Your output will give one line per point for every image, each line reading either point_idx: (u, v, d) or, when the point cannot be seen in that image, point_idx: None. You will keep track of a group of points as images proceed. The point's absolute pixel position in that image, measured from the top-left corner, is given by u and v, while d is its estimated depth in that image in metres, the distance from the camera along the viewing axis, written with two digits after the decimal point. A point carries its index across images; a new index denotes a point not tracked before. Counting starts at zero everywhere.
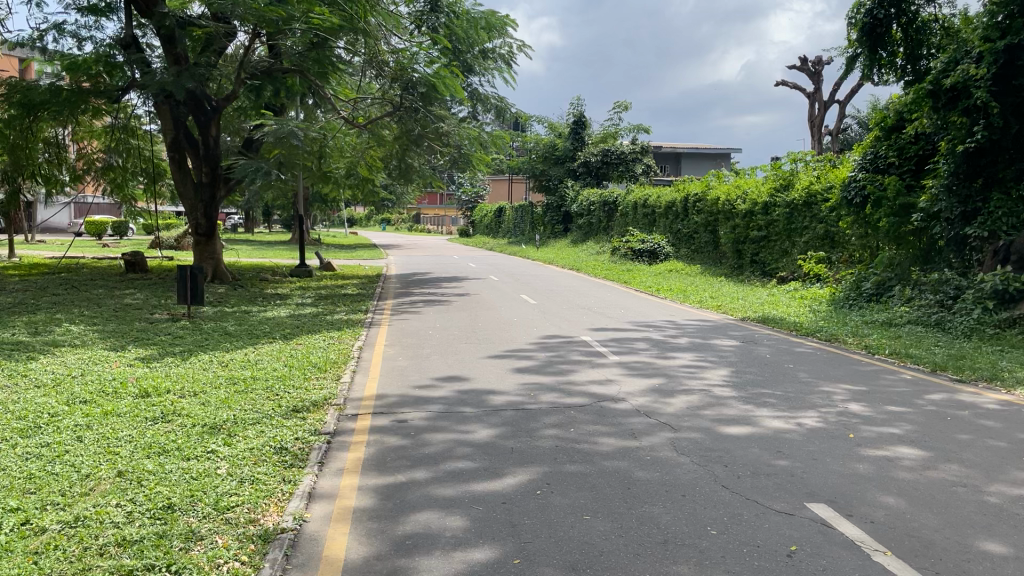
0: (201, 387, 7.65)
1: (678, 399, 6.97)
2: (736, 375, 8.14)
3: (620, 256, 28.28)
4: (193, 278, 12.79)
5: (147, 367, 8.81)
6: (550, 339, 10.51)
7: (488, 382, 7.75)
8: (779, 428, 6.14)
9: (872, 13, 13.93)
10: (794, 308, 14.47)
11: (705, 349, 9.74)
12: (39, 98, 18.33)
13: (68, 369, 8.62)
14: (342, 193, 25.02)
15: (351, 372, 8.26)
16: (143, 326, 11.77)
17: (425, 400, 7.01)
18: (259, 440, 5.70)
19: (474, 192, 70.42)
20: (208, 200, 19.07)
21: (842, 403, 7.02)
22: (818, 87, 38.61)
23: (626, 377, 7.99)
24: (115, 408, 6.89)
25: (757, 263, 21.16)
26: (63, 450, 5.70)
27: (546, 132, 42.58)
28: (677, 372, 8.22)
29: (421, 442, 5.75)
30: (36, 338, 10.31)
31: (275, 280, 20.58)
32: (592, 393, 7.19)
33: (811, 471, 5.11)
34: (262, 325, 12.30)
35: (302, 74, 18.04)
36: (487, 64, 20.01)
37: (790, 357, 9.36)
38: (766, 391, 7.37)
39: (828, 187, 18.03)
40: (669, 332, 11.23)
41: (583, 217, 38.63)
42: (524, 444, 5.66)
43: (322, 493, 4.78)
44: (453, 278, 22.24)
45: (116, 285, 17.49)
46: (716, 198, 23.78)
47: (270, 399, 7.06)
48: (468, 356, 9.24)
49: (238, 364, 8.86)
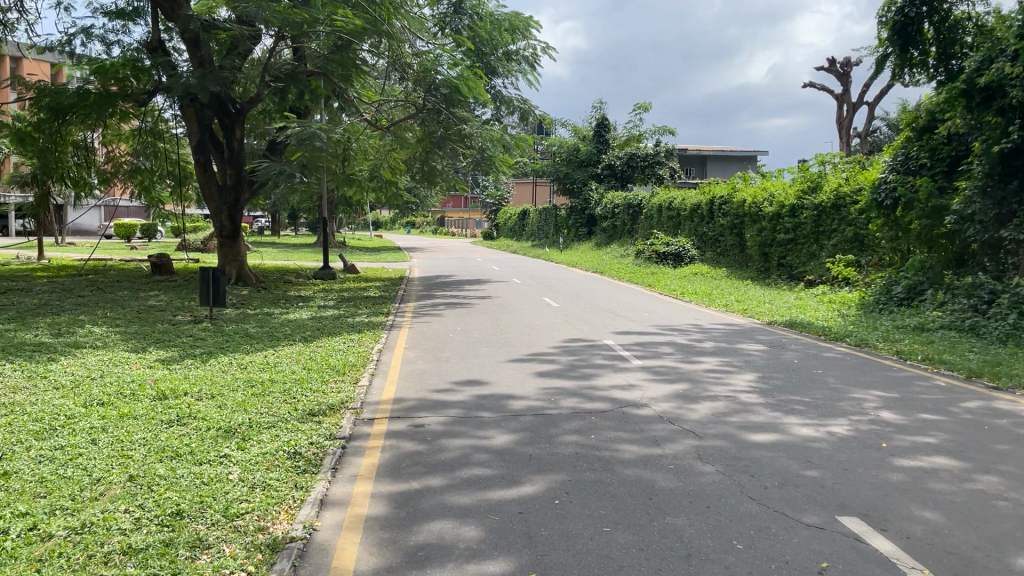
0: (219, 390, 7.58)
1: (702, 406, 6.78)
2: (763, 380, 7.92)
3: (645, 259, 28.01)
4: (216, 280, 12.78)
5: (167, 369, 8.77)
6: (573, 343, 10.35)
7: (508, 386, 7.60)
8: (808, 436, 5.93)
9: (903, 11, 13.69)
10: (822, 312, 14.18)
11: (730, 354, 9.52)
12: (66, 102, 18.47)
13: (88, 371, 8.60)
14: (366, 196, 25.05)
15: (369, 375, 8.16)
16: (165, 328, 11.77)
17: (442, 405, 6.87)
18: (273, 444, 5.59)
19: (498, 196, 70.45)
20: (232, 203, 19.12)
21: (873, 411, 6.78)
22: (846, 89, 38.16)
23: (650, 381, 7.81)
24: (131, 411, 6.85)
25: (785, 267, 20.83)
26: (77, 453, 5.65)
27: (570, 135, 42.46)
28: (702, 377, 8.01)
29: (438, 447, 5.61)
30: (59, 339, 10.33)
31: (298, 282, 20.58)
32: (615, 399, 7.01)
33: (842, 482, 4.90)
34: (283, 327, 12.25)
35: (326, 77, 18.03)
36: (511, 66, 19.92)
37: (819, 362, 9.11)
38: (794, 398, 7.15)
39: (857, 189, 17.70)
40: (695, 336, 11.02)
41: (607, 219, 38.40)
42: (543, 450, 5.50)
43: (333, 500, 4.66)
44: (476, 281, 22.13)
45: (141, 287, 17.56)
46: (742, 201, 23.48)
47: (287, 402, 6.97)
48: (489, 359, 9.10)
49: (257, 367, 8.80)
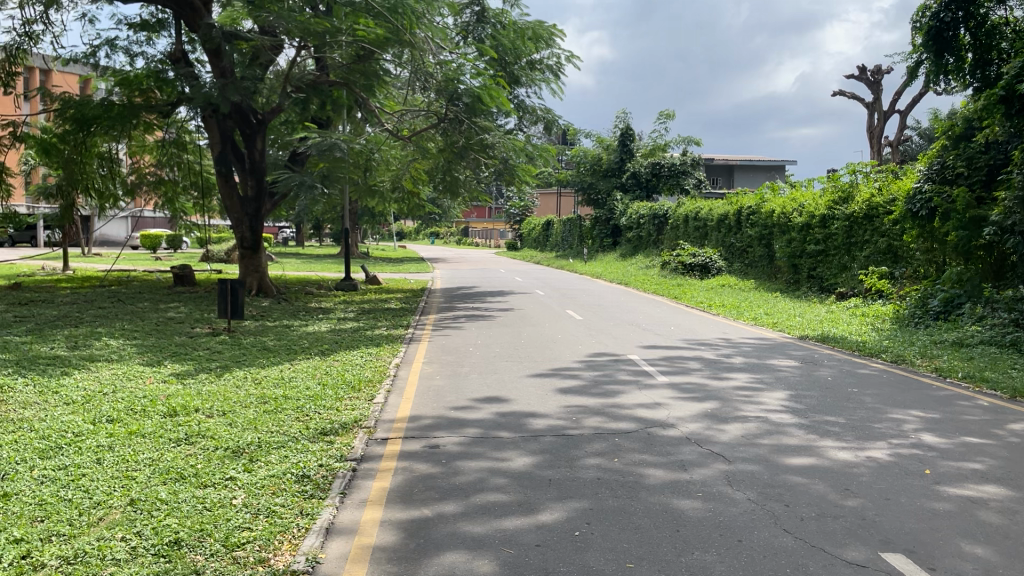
0: (231, 406, 7.36)
1: (732, 426, 6.44)
2: (795, 399, 7.56)
3: (671, 270, 27.60)
4: (234, 292, 12.61)
5: (180, 385, 8.57)
6: (598, 357, 10.04)
7: (529, 404, 7.30)
8: (846, 461, 5.57)
9: (939, 17, 13.27)
10: (855, 326, 13.75)
11: (761, 370, 9.16)
12: (91, 113, 18.49)
13: (100, 386, 8.43)
14: (390, 207, 24.92)
15: (385, 392, 7.90)
16: (182, 341, 11.61)
17: (460, 423, 6.59)
18: (282, 466, 5.35)
19: (523, 206, 70.27)
20: (253, 214, 19.05)
21: (914, 434, 6.40)
22: (877, 97, 37.57)
23: (677, 400, 7.48)
24: (140, 428, 6.65)
25: (815, 278, 20.37)
26: (80, 474, 5.44)
27: (594, 146, 42.16)
28: (732, 396, 7.66)
29: (453, 470, 5.33)
30: (74, 352, 10.20)
31: (320, 294, 20.44)
32: (640, 418, 6.70)
33: (885, 514, 4.54)
34: (302, 340, 12.06)
35: (348, 87, 17.97)
36: (534, 75, 19.73)
37: (853, 380, 8.72)
38: (830, 418, 6.79)
39: (891, 200, 17.22)
40: (723, 351, 10.65)
41: (632, 230, 38.02)
42: (564, 474, 5.20)
43: (341, 528, 4.40)
44: (499, 293, 21.85)
45: (161, 298, 17.49)
46: (771, 211, 23.03)
47: (299, 420, 6.73)
48: (510, 375, 8.81)
49: (271, 382, 8.58)
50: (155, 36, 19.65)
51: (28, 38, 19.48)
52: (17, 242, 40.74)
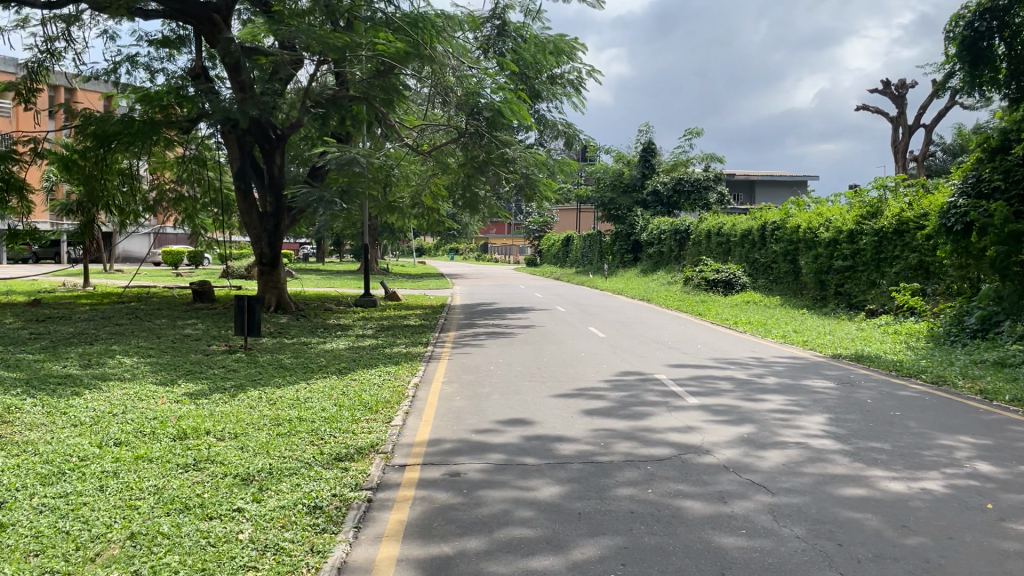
0: (243, 429, 7.07)
1: (772, 454, 6.03)
2: (836, 423, 7.13)
3: (694, 286, 27.15)
4: (251, 309, 12.34)
5: (193, 405, 8.29)
6: (624, 377, 9.64)
7: (555, 427, 6.91)
8: (899, 493, 5.16)
9: (972, 26, 12.78)
10: (888, 344, 13.27)
11: (796, 392, 8.73)
12: (111, 130, 18.35)
13: (110, 407, 8.16)
14: (409, 223, 24.72)
15: (403, 414, 7.56)
16: (198, 359, 11.36)
17: (483, 448, 6.21)
18: (293, 496, 5.03)
19: (542, 222, 70.14)
20: (272, 230, 18.87)
21: (967, 463, 5.97)
22: (901, 111, 37.05)
23: (710, 423, 7.07)
24: (147, 452, 6.37)
25: (843, 295, 19.86)
26: (80, 502, 5.15)
27: (614, 161, 41.90)
28: (769, 419, 7.25)
29: (475, 501, 4.96)
30: (87, 371, 9.97)
31: (339, 310, 20.22)
32: (674, 443, 6.31)
33: (950, 555, 4.13)
34: (318, 358, 11.77)
35: (368, 102, 17.78)
36: (555, 89, 19.49)
37: (895, 402, 8.28)
38: (875, 445, 6.36)
39: (923, 215, 16.71)
40: (755, 371, 10.22)
41: (654, 246, 37.61)
42: (594, 507, 4.82)
43: (354, 567, 4.06)
44: (519, 309, 21.55)
45: (179, 314, 17.30)
46: (796, 226, 22.55)
47: (313, 445, 6.42)
48: (533, 395, 8.44)
49: (286, 402, 8.27)
50: (176, 52, 19.66)
51: (50, 55, 19.54)
52: (41, 258, 41.01)
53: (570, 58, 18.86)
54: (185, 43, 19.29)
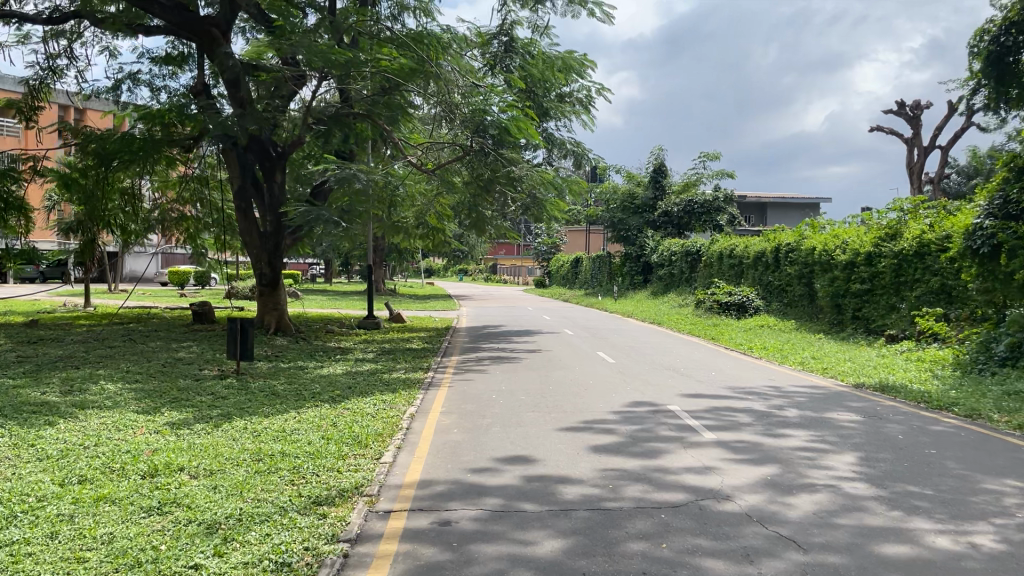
0: (220, 465, 6.50)
1: (800, 500, 5.41)
2: (868, 463, 6.49)
3: (707, 309, 26.50)
4: (244, 332, 11.81)
5: (172, 437, 7.74)
6: (635, 408, 9.02)
7: (559, 466, 6.30)
8: (949, 551, 4.52)
9: (998, 40, 12.21)
10: (913, 373, 12.58)
11: (820, 427, 8.08)
12: (112, 148, 17.86)
13: (82, 438, 7.59)
14: (414, 243, 24.22)
15: (394, 450, 6.97)
16: (186, 385, 10.79)
17: (479, 491, 5.61)
18: (258, 550, 4.47)
19: (552, 242, 69.77)
20: (271, 249, 18.38)
21: (1020, 511, 5.31)
22: (916, 133, 36.52)
23: (730, 463, 6.45)
24: (111, 493, 5.82)
25: (861, 319, 19.19)
26: (25, 553, 4.57)
27: (625, 182, 41.45)
28: (793, 458, 6.62)
29: (466, 558, 4.36)
30: (66, 399, 9.41)
31: (341, 333, 19.67)
32: (690, 488, 5.67)
33: None
34: (313, 384, 11.18)
35: (372, 120, 17.33)
36: (564, 108, 18.98)
37: (929, 439, 7.62)
38: (915, 489, 5.72)
39: (945, 237, 16.05)
40: (773, 402, 9.57)
41: (664, 267, 37.03)
42: (602, 567, 4.21)
43: None
44: (525, 332, 20.95)
45: (175, 337, 16.74)
46: (812, 248, 21.92)
47: (292, 485, 5.84)
48: (537, 428, 7.83)
49: (271, 435, 7.69)
50: (178, 70, 19.37)
51: (52, 73, 19.23)
52: (48, 277, 40.85)
53: (579, 75, 18.38)
54: (187, 60, 18.98)
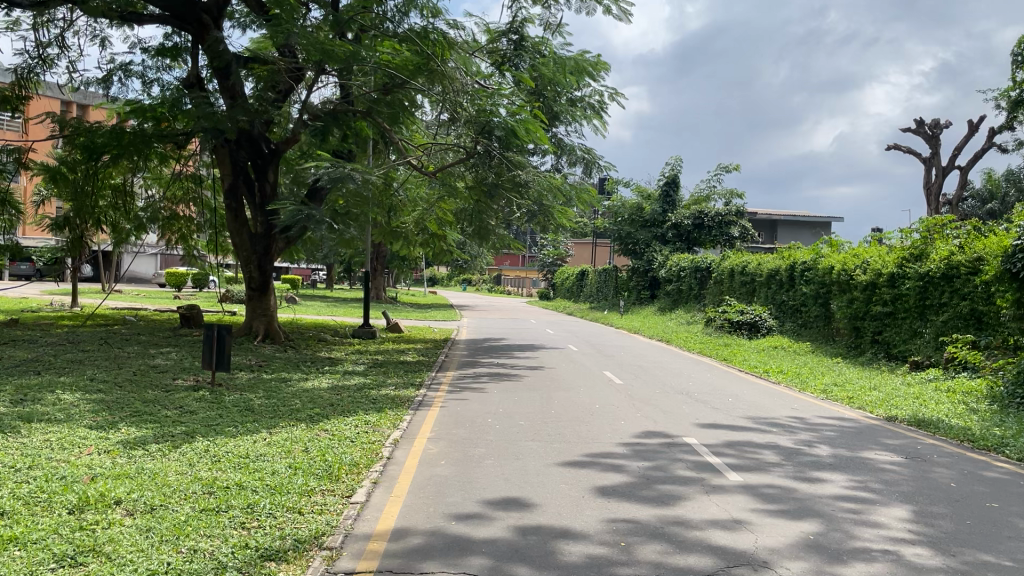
0: (163, 500, 5.52)
1: (854, 571, 4.42)
2: (924, 521, 5.49)
3: (717, 327, 25.52)
4: (221, 340, 10.81)
5: (121, 460, 6.77)
6: (646, 440, 8.05)
7: (560, 514, 5.34)
8: None
9: None
10: (946, 405, 11.56)
11: (858, 469, 7.09)
12: (99, 141, 16.95)
13: (16, 459, 6.61)
14: (415, 250, 23.29)
15: (368, 486, 6.01)
16: (155, 397, 9.85)
17: (463, 546, 4.65)
18: None
19: (556, 255, 68.86)
20: (262, 252, 17.44)
21: None
22: (935, 152, 35.60)
23: (761, 516, 5.45)
24: (24, 533, 4.80)
25: (880, 343, 18.22)
26: None
27: (634, 195, 40.52)
28: (837, 511, 5.62)
29: None
30: (13, 411, 8.45)
31: (334, 342, 18.72)
32: (719, 550, 4.69)
33: None
34: (293, 400, 10.22)
35: (371, 118, 16.52)
36: (576, 112, 18.03)
37: (986, 489, 6.60)
38: (990, 559, 4.71)
39: (976, 258, 14.96)
40: (800, 436, 8.56)
41: (672, 283, 36.03)
42: None
43: None
44: (527, 346, 19.98)
45: (156, 342, 15.75)
46: (829, 267, 20.95)
47: (240, 532, 4.87)
48: (536, 462, 6.87)
49: (233, 461, 6.72)
50: (173, 63, 18.58)
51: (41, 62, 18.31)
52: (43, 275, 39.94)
53: (592, 78, 17.46)
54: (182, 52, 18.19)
